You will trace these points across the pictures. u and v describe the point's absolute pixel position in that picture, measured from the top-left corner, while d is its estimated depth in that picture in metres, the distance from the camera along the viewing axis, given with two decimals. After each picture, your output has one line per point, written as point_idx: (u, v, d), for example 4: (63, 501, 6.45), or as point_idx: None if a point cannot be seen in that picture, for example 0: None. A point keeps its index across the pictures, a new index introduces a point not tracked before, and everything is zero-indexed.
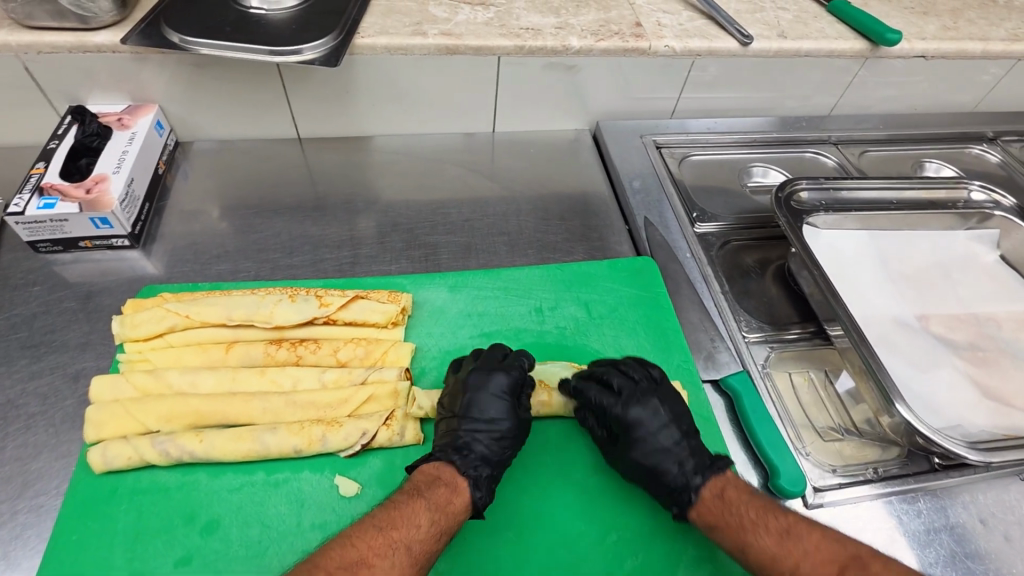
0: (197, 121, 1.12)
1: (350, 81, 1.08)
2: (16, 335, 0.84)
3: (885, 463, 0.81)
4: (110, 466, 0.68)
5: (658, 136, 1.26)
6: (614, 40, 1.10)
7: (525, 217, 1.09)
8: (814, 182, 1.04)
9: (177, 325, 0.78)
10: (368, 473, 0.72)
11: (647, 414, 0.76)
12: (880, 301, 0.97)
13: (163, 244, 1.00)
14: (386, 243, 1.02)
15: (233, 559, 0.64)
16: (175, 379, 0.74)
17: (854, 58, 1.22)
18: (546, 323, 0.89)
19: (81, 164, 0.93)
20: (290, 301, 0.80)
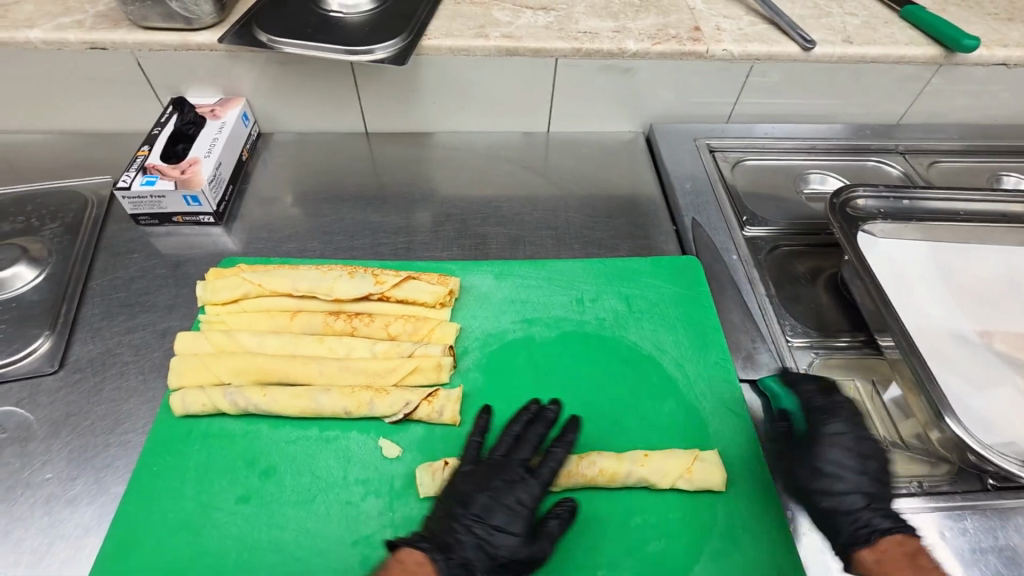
0: (277, 114, 1.23)
1: (416, 80, 1.16)
2: (116, 295, 0.96)
3: (932, 479, 0.78)
4: (187, 411, 0.77)
5: (712, 140, 1.26)
6: (670, 43, 1.12)
7: (572, 213, 1.13)
8: (874, 190, 1.02)
9: (251, 292, 0.87)
10: (409, 439, 0.78)
11: (841, 456, 0.70)
12: (939, 315, 0.93)
13: (242, 223, 1.11)
14: (440, 232, 1.08)
15: (285, 501, 0.71)
16: (246, 339, 0.83)
17: (926, 64, 1.18)
18: (586, 314, 0.92)
19: (178, 150, 1.04)
20: (349, 278, 0.88)
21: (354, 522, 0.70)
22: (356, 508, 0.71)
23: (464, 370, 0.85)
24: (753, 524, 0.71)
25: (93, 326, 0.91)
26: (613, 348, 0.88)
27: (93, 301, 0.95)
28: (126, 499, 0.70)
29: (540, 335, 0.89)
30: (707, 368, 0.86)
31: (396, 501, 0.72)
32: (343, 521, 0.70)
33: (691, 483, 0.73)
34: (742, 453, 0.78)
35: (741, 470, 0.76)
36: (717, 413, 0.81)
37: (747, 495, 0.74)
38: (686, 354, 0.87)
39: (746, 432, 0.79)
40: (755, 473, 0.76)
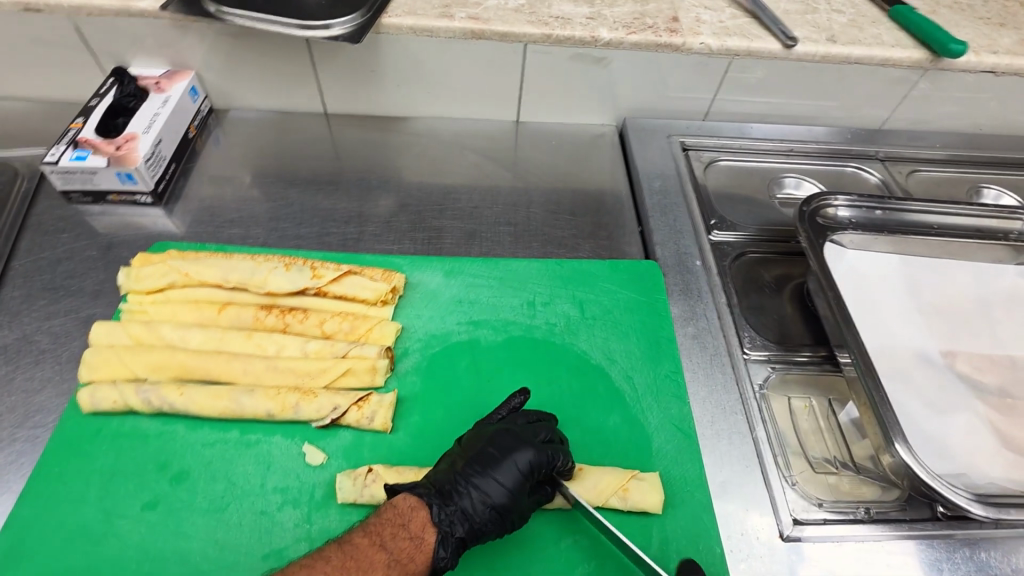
0: (230, 89, 1.16)
1: (377, 61, 1.10)
2: (40, 277, 0.90)
3: (879, 505, 0.75)
4: (97, 408, 0.72)
5: (687, 138, 1.21)
6: (646, 33, 1.06)
7: (535, 209, 1.08)
8: (849, 199, 0.97)
9: (177, 281, 0.81)
10: (336, 445, 0.73)
11: None
12: (902, 333, 0.90)
13: (184, 205, 1.05)
14: (393, 223, 1.03)
15: (195, 508, 0.67)
16: (168, 332, 0.78)
17: (912, 68, 1.13)
18: (536, 318, 0.87)
19: (119, 123, 0.98)
20: (284, 270, 0.82)
21: (268, 534, 0.66)
22: (271, 518, 0.67)
23: (402, 373, 0.80)
24: (690, 550, 0.69)
25: (11, 310, 0.85)
26: (560, 355, 0.84)
27: (15, 283, 0.89)
28: (22, 503, 0.66)
29: (485, 338, 0.85)
30: (657, 381, 0.82)
31: (315, 513, 0.68)
32: (255, 532, 0.66)
33: (625, 501, 0.70)
34: (687, 473, 0.74)
35: (681, 492, 0.73)
36: (664, 430, 0.78)
37: (685, 519, 0.71)
38: (637, 365, 0.83)
39: (691, 450, 0.76)
40: (695, 494, 0.73)
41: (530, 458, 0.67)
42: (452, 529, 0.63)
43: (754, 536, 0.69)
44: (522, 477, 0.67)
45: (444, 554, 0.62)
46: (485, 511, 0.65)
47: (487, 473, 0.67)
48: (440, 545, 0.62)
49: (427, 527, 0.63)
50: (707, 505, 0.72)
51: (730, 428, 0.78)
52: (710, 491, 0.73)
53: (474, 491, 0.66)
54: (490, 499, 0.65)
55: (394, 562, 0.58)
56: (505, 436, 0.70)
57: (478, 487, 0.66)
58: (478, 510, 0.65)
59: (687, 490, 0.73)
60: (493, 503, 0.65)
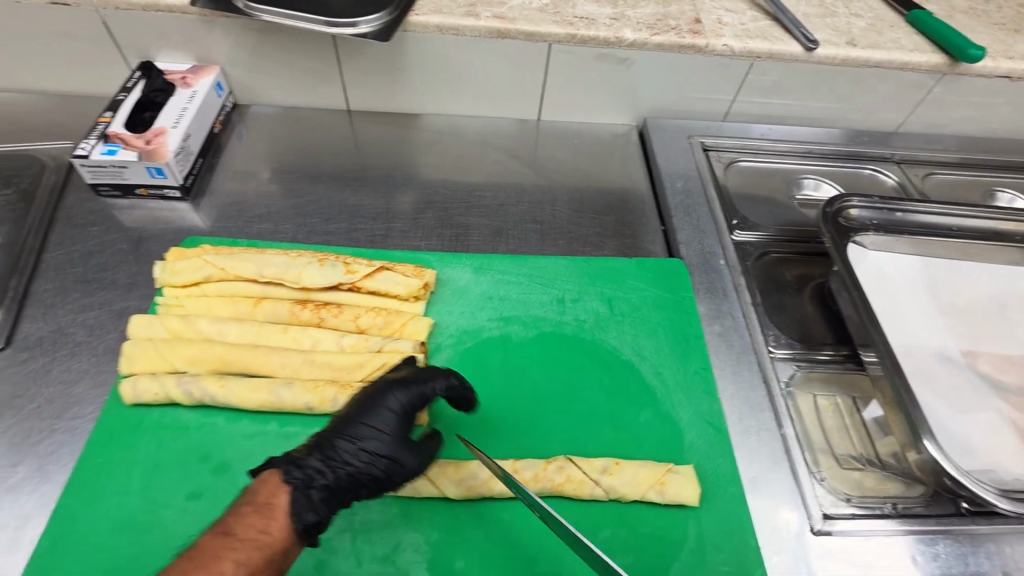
0: (255, 85, 1.17)
1: (402, 58, 1.10)
2: (72, 270, 0.90)
3: (905, 501, 0.77)
4: (139, 400, 0.73)
5: (707, 138, 1.23)
6: (670, 35, 1.07)
7: (559, 207, 1.09)
8: (868, 201, 0.99)
9: (213, 275, 0.82)
10: None
11: None
12: (924, 333, 0.92)
13: (211, 200, 1.05)
14: (420, 220, 1.04)
15: (238, 499, 0.68)
16: (205, 326, 0.78)
17: (929, 72, 1.15)
18: (566, 315, 0.88)
19: (145, 117, 0.98)
20: (318, 265, 0.83)
21: None
22: None
23: (436, 368, 0.81)
24: (725, 542, 0.70)
25: (44, 303, 0.86)
26: (591, 352, 0.85)
27: (47, 276, 0.89)
28: (67, 493, 0.67)
29: (516, 334, 0.86)
30: (687, 378, 0.83)
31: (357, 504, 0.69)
32: None
33: (662, 495, 0.71)
34: (719, 468, 0.76)
35: (715, 487, 0.74)
36: (695, 425, 0.79)
37: (719, 513, 0.72)
38: (667, 362, 0.85)
39: (722, 446, 0.77)
40: (728, 489, 0.74)
41: (401, 398, 0.69)
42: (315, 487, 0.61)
43: (785, 531, 0.71)
44: (392, 420, 0.68)
45: (312, 511, 0.58)
46: (356, 456, 0.65)
47: (355, 424, 0.67)
48: (304, 501, 0.59)
49: (277, 492, 0.59)
50: (741, 498, 0.73)
51: (759, 424, 0.80)
52: (743, 486, 0.74)
53: (346, 441, 0.66)
54: (359, 445, 0.66)
55: (246, 538, 0.53)
56: (403, 383, 0.70)
57: (348, 437, 0.66)
58: (350, 470, 0.64)
59: (719, 484, 0.75)
60: (362, 447, 0.65)
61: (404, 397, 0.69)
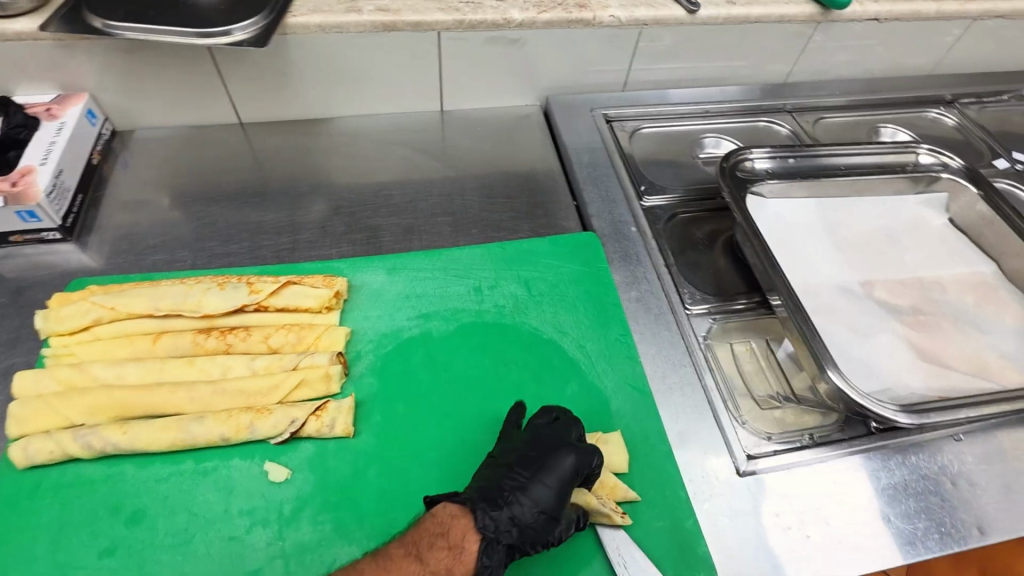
0: (132, 108, 1.10)
1: (287, 63, 1.06)
2: None
3: (822, 429, 0.82)
4: (33, 461, 0.68)
5: (609, 109, 1.24)
6: (556, 11, 1.07)
7: (470, 196, 1.08)
8: (762, 151, 1.03)
9: (103, 317, 0.77)
10: (299, 458, 0.72)
11: None
12: (825, 269, 0.97)
13: (99, 236, 0.98)
14: (328, 228, 1.01)
15: (158, 546, 0.65)
16: (100, 371, 0.74)
17: (806, 22, 1.20)
18: (485, 303, 0.88)
19: (9, 158, 0.89)
20: (219, 290, 0.79)
21: (239, 557, 0.65)
22: (240, 542, 0.65)
23: (357, 377, 0.79)
24: (656, 498, 0.73)
25: None
26: (514, 336, 0.85)
27: None
28: None
29: (438, 329, 0.85)
30: (609, 346, 0.85)
31: (286, 528, 0.67)
32: (226, 558, 0.64)
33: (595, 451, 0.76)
34: (646, 429, 0.78)
35: (644, 448, 0.76)
36: (620, 391, 0.81)
37: (651, 472, 0.75)
38: (589, 335, 0.86)
39: (647, 406, 0.80)
40: (656, 448, 0.76)
41: (571, 462, 0.68)
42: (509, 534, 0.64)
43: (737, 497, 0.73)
44: (565, 481, 0.68)
45: (489, 562, 0.62)
46: (534, 515, 0.65)
47: (532, 479, 0.68)
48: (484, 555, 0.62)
49: (466, 536, 0.63)
50: (669, 455, 0.76)
51: (681, 380, 0.82)
52: (670, 442, 0.77)
53: (522, 496, 0.66)
54: (537, 501, 0.66)
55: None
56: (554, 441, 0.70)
57: (527, 492, 0.67)
58: (526, 516, 0.65)
59: (648, 444, 0.77)
60: (541, 507, 0.66)
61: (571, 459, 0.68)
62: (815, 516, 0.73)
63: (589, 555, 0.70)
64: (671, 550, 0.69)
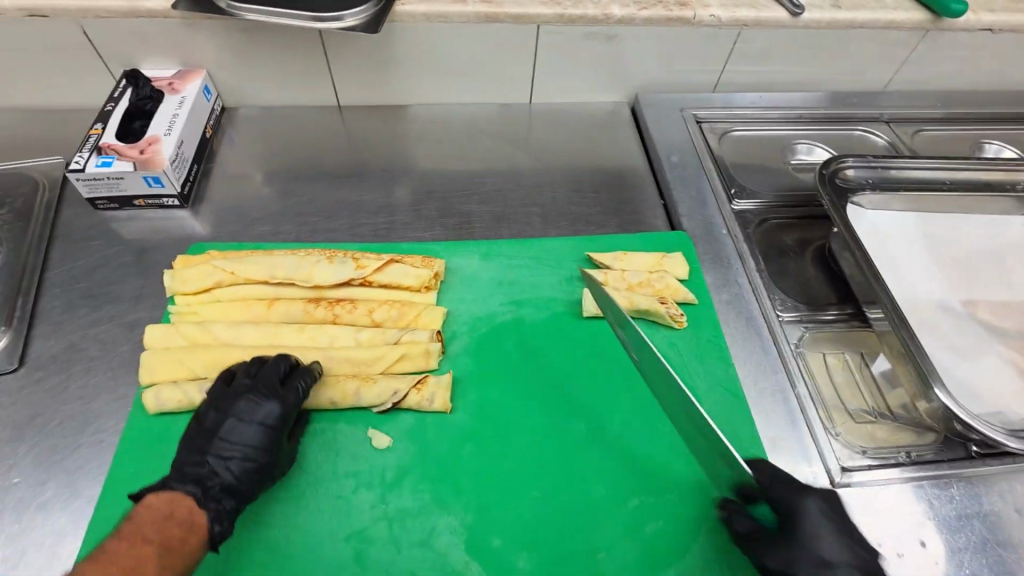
0: (241, 86, 1.15)
1: (391, 50, 1.09)
2: (77, 285, 0.90)
3: (918, 448, 0.79)
4: (162, 408, 0.74)
5: (699, 110, 1.23)
6: (657, 9, 1.07)
7: (558, 189, 1.09)
8: (861, 160, 1.00)
9: (223, 280, 0.82)
10: (399, 428, 0.75)
11: None
12: (925, 285, 0.94)
13: (210, 205, 1.04)
14: (421, 211, 1.04)
15: (274, 498, 0.70)
16: (220, 331, 0.79)
17: (913, 30, 1.16)
18: (576, 294, 0.89)
19: (136, 127, 0.98)
20: (328, 262, 0.83)
21: (346, 515, 0.69)
22: (347, 501, 0.69)
23: (454, 356, 0.82)
24: None
25: (54, 320, 0.85)
26: (604, 328, 0.86)
27: (52, 293, 0.89)
28: (108, 504, 0.69)
29: (530, 316, 0.87)
30: (700, 346, 0.85)
31: (388, 493, 0.70)
32: (335, 515, 0.68)
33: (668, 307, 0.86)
34: (739, 432, 0.78)
35: (736, 448, 0.77)
36: (711, 391, 0.81)
37: None
38: (679, 332, 0.86)
39: (742, 409, 0.79)
40: (748, 450, 0.77)
41: (276, 408, 0.69)
42: (219, 502, 0.64)
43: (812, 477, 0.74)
44: (254, 438, 0.68)
45: (220, 528, 0.63)
46: (239, 474, 0.66)
47: (225, 426, 0.69)
48: (218, 521, 0.63)
49: (193, 509, 0.63)
50: (762, 459, 0.76)
51: (774, 386, 0.82)
52: (765, 447, 0.76)
53: (225, 438, 0.68)
54: (248, 460, 0.67)
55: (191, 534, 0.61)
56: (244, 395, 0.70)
57: (224, 436, 0.68)
58: (224, 474, 0.66)
59: (741, 446, 0.77)
60: (255, 464, 0.67)
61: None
62: (911, 535, 0.72)
63: (683, 541, 0.69)
64: None
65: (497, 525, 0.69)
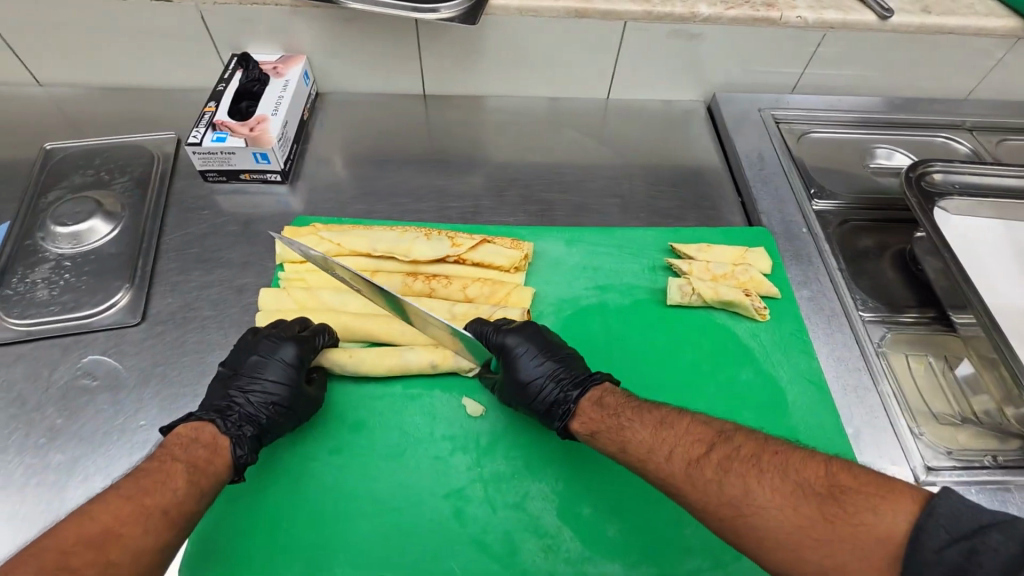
0: (336, 72, 1.21)
1: (480, 42, 1.14)
2: (190, 250, 0.97)
3: (1005, 453, 0.79)
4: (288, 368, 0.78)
5: (777, 111, 1.23)
6: (744, 8, 1.09)
7: (637, 182, 1.12)
8: (948, 165, 1.00)
9: (330, 251, 0.88)
10: (491, 398, 0.79)
11: None
12: (1012, 294, 0.93)
13: (306, 183, 1.11)
14: (505, 197, 1.08)
15: (376, 454, 0.73)
16: (327, 297, 0.84)
17: (1004, 37, 1.15)
18: (658, 283, 0.92)
19: (243, 107, 1.04)
20: (426, 239, 0.88)
21: (444, 475, 0.72)
22: (445, 462, 0.73)
23: None
24: None
25: (171, 281, 0.92)
26: (687, 317, 0.88)
27: (168, 256, 0.96)
28: None
29: (614, 301, 0.90)
30: (783, 338, 0.86)
31: (483, 457, 0.74)
32: (434, 474, 0.72)
33: (754, 300, 0.86)
34: (824, 424, 0.79)
35: (822, 440, 0.77)
36: (795, 384, 0.82)
37: None
38: (762, 325, 0.88)
39: (827, 403, 0.80)
40: (834, 442, 0.77)
41: (293, 351, 0.74)
42: (241, 429, 0.68)
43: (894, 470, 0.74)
44: (280, 375, 0.72)
45: (243, 452, 0.66)
46: (264, 407, 0.70)
47: (252, 374, 0.72)
48: (238, 446, 0.66)
49: (216, 437, 0.66)
50: (848, 451, 0.76)
51: (858, 383, 0.83)
52: (849, 440, 0.77)
53: (253, 377, 0.72)
54: (269, 396, 0.71)
55: (189, 470, 0.61)
56: (280, 337, 0.74)
57: (248, 384, 0.71)
58: (252, 406, 0.70)
59: (826, 438, 0.78)
60: (274, 400, 0.71)
61: (486, 332, 0.79)
62: None
63: None
64: None
65: (587, 495, 0.72)
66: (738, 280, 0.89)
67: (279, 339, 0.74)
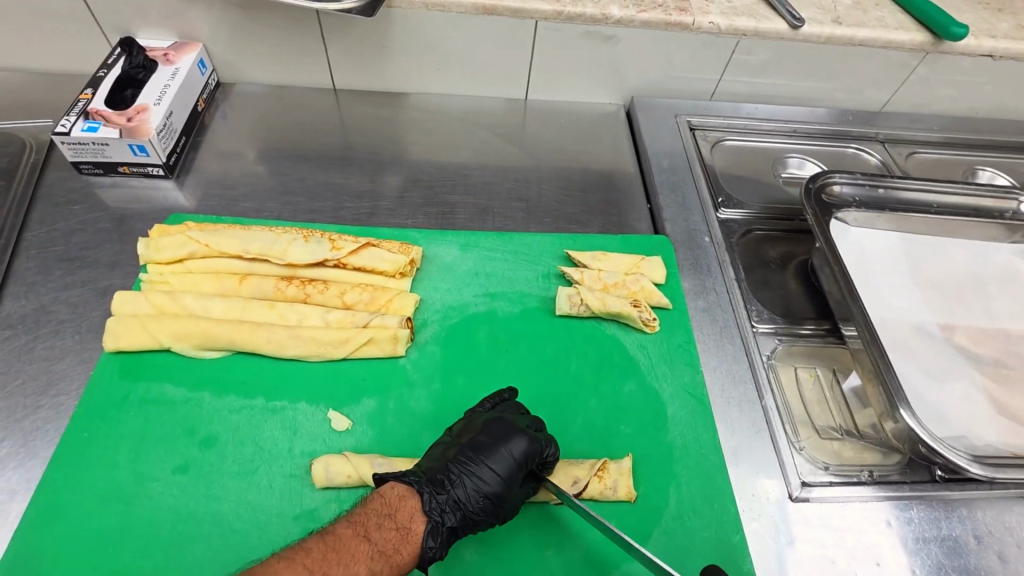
0: (237, 62, 1.15)
1: (387, 35, 1.09)
2: (54, 248, 0.89)
3: (882, 469, 0.78)
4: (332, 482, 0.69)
5: (694, 117, 1.22)
6: (656, 12, 1.06)
7: (546, 186, 1.09)
8: (850, 177, 1.00)
9: (197, 252, 0.82)
10: (360, 412, 0.75)
11: None
12: (903, 306, 0.93)
13: (195, 178, 1.04)
14: (406, 198, 1.04)
15: (224, 473, 0.69)
16: (191, 302, 0.80)
17: (914, 51, 1.16)
18: (550, 291, 0.90)
19: (126, 96, 0.96)
20: (303, 242, 0.83)
21: (297, 494, 0.69)
22: (299, 481, 0.70)
23: (422, 343, 0.82)
24: (705, 509, 0.73)
25: (27, 281, 0.85)
26: (575, 327, 0.86)
27: (28, 254, 0.88)
28: (55, 466, 0.68)
29: (502, 310, 0.87)
30: (670, 351, 0.85)
31: None
32: (286, 494, 0.69)
33: (641, 312, 0.86)
34: (701, 438, 0.78)
35: (696, 456, 0.76)
36: (677, 397, 0.81)
37: (698, 481, 0.75)
38: (649, 336, 0.87)
39: (706, 418, 0.79)
40: (709, 458, 0.76)
41: (525, 446, 0.68)
42: (442, 517, 0.64)
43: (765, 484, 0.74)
44: (511, 463, 0.68)
45: (433, 544, 0.62)
46: (478, 498, 0.66)
47: (481, 461, 0.68)
48: (429, 537, 0.62)
49: (415, 517, 0.63)
50: (721, 467, 0.75)
51: (742, 396, 0.81)
52: (724, 455, 0.76)
53: (482, 462, 0.68)
54: (484, 486, 0.66)
55: (379, 554, 0.58)
56: (504, 430, 0.70)
57: (473, 473, 0.67)
58: (471, 498, 0.65)
59: (701, 453, 0.77)
60: (487, 492, 0.66)
61: None
62: (866, 555, 0.71)
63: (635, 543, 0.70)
64: (714, 557, 0.69)
65: None
66: (628, 291, 0.89)
67: (509, 428, 0.70)
